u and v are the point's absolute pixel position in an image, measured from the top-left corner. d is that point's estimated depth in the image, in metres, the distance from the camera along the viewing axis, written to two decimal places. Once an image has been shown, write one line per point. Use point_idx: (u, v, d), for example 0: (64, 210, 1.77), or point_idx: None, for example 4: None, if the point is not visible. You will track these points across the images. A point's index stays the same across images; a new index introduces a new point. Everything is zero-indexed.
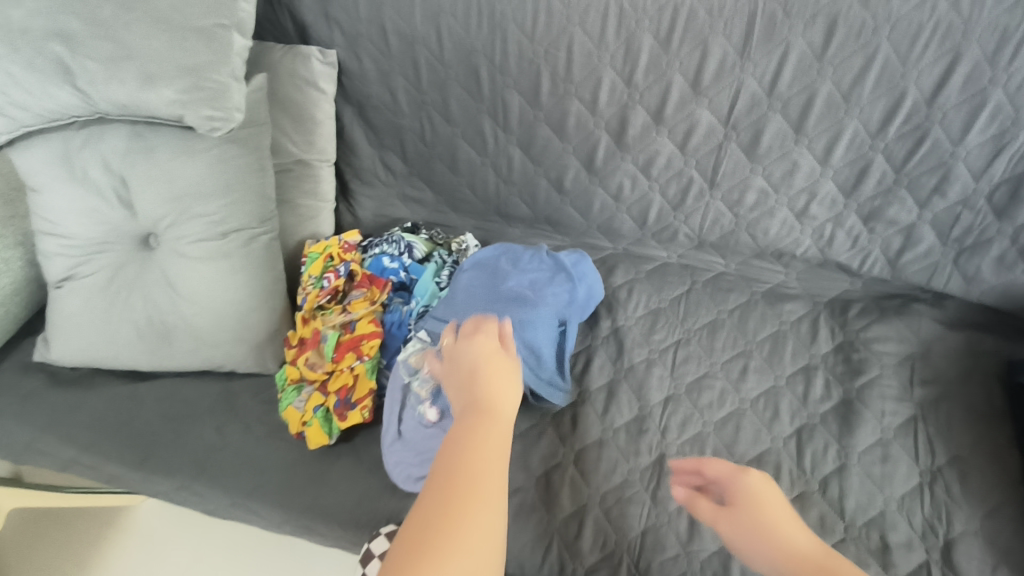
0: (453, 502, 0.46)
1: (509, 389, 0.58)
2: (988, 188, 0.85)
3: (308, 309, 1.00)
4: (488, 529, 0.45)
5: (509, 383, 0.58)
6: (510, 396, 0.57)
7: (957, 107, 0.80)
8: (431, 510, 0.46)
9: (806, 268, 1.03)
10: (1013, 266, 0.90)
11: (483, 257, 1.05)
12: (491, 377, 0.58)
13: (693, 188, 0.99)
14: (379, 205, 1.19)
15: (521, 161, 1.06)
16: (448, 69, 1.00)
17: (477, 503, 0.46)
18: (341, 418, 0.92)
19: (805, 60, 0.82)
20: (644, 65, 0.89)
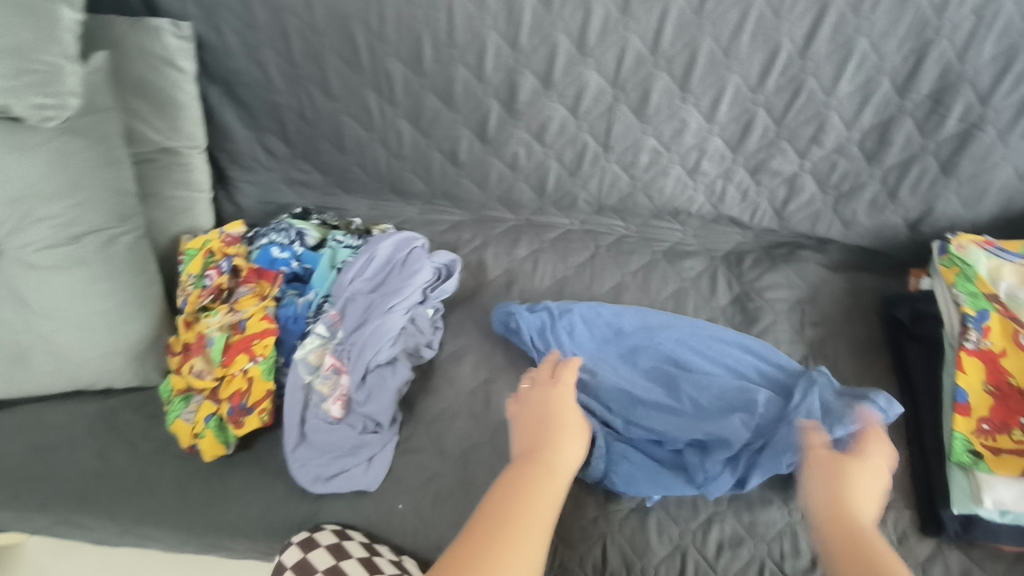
0: (507, 519, 0.50)
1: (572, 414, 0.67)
2: (859, 135, 0.88)
3: (189, 312, 0.93)
4: (537, 535, 0.49)
5: (572, 415, 0.66)
6: (574, 408, 0.69)
7: (828, 57, 0.82)
8: (491, 520, 0.50)
9: (701, 225, 1.05)
10: (884, 209, 0.94)
11: (379, 249, 0.96)
12: (559, 413, 0.66)
13: (588, 153, 0.98)
14: (264, 191, 1.10)
15: (411, 136, 1.01)
16: (321, 39, 0.92)
17: (524, 524, 0.50)
18: (237, 425, 0.85)
19: (684, 17, 0.82)
20: (527, 25, 0.85)
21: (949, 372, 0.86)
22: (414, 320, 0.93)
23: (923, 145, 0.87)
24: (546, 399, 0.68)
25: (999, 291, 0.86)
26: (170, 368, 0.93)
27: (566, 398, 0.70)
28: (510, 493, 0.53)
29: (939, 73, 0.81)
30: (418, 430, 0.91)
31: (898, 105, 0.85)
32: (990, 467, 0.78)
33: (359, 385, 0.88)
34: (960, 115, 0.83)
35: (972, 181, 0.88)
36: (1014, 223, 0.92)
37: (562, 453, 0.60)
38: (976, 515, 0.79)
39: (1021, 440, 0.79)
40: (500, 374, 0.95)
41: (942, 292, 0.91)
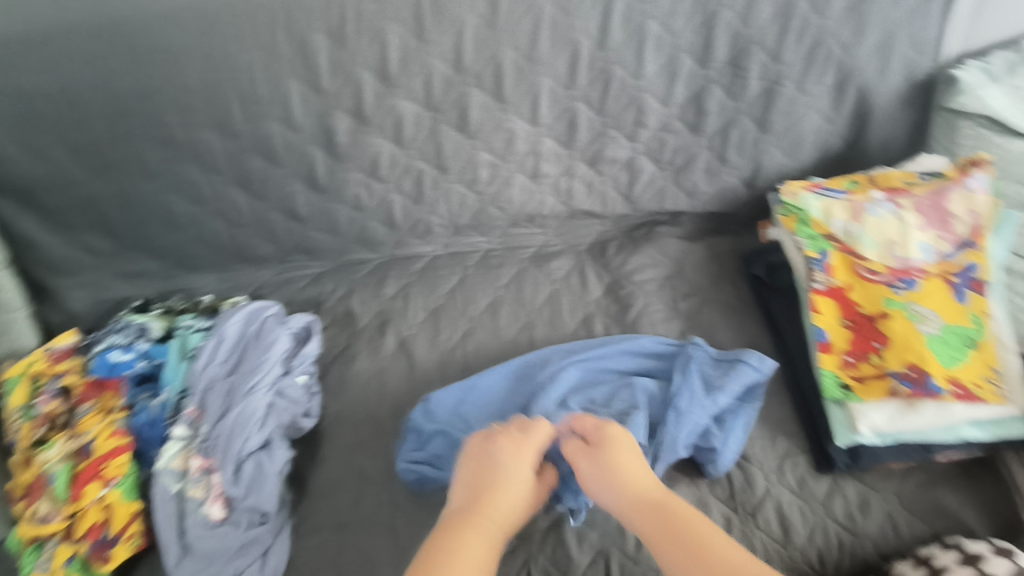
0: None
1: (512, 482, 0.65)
2: (678, 110, 0.91)
3: (23, 448, 0.82)
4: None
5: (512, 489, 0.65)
6: (518, 476, 0.66)
7: (626, 44, 0.84)
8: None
9: (560, 224, 1.04)
10: (720, 172, 0.97)
11: (227, 328, 0.90)
12: (489, 496, 0.63)
13: (427, 179, 0.95)
14: (97, 291, 1.00)
15: (242, 201, 0.94)
16: (106, 121, 0.84)
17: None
18: (104, 561, 0.76)
19: (478, 30, 0.80)
20: (324, 67, 0.81)
21: (807, 315, 0.90)
22: (283, 392, 0.87)
23: (736, 108, 0.90)
24: (490, 479, 0.65)
25: (835, 230, 0.90)
26: (13, 517, 0.82)
27: (521, 461, 0.67)
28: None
29: (729, 41, 0.84)
30: (316, 506, 0.85)
31: (704, 77, 0.87)
32: (859, 394, 0.83)
33: (234, 478, 0.81)
34: (759, 75, 0.87)
35: (787, 133, 0.93)
36: (834, 162, 0.98)
37: (480, 535, 0.60)
38: (859, 443, 0.82)
39: (879, 363, 0.83)
40: (391, 424, 0.91)
41: (788, 241, 0.95)
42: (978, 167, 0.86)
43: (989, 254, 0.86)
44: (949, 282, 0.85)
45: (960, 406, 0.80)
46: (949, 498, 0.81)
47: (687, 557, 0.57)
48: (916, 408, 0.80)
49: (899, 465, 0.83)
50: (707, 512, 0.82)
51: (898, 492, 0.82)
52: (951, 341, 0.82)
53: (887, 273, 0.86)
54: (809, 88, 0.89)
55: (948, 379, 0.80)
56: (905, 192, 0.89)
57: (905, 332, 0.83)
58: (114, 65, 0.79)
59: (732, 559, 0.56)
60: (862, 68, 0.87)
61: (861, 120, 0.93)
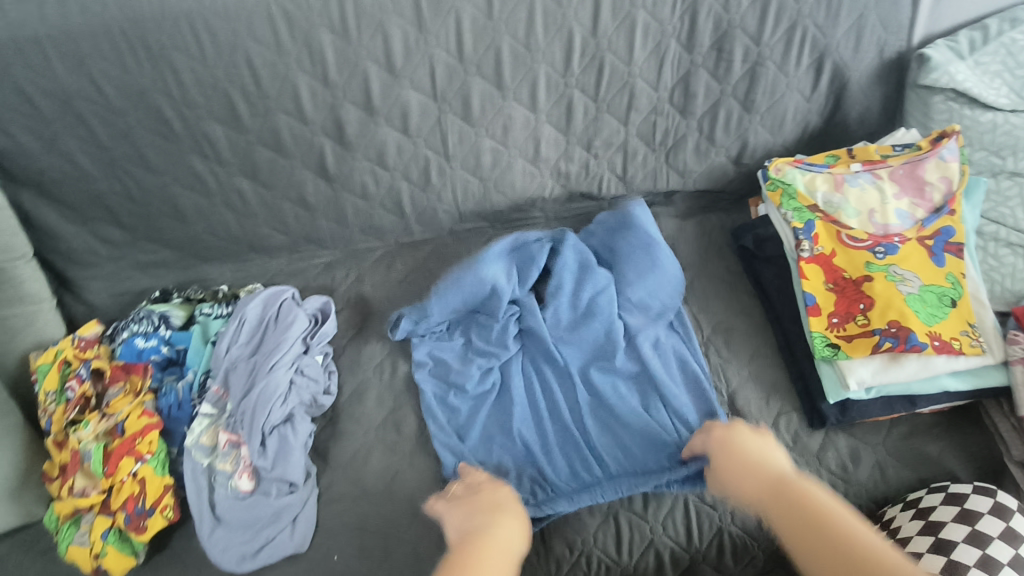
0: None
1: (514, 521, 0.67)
2: (666, 93, 0.96)
3: (57, 431, 0.86)
4: None
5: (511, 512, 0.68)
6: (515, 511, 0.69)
7: (616, 33, 0.89)
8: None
9: (560, 206, 1.10)
10: (708, 152, 1.03)
11: (247, 311, 0.95)
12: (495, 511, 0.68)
13: (432, 166, 1.00)
14: (115, 283, 1.05)
15: (252, 191, 0.99)
16: (126, 117, 0.88)
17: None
18: (139, 531, 0.81)
19: (478, 22, 0.86)
20: (334, 61, 0.87)
21: (797, 282, 0.95)
22: (303, 370, 0.92)
23: (721, 90, 0.96)
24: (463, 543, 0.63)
25: (816, 201, 0.96)
26: (52, 496, 0.86)
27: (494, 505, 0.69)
28: (465, 533, 0.64)
29: (712, 27, 0.90)
30: (337, 476, 0.89)
31: (689, 61, 0.93)
32: (847, 352, 0.87)
33: (261, 451, 0.86)
34: (741, 57, 0.93)
35: (769, 112, 0.99)
36: (814, 139, 1.04)
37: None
38: (848, 398, 0.87)
39: (865, 323, 0.88)
40: (404, 399, 0.95)
41: (775, 215, 1.00)
42: (948, 138, 0.92)
43: (963, 221, 0.91)
44: (925, 244, 0.91)
45: (940, 358, 0.85)
46: (932, 447, 0.87)
47: (794, 510, 0.60)
48: (901, 364, 0.85)
49: (887, 418, 0.88)
50: None
51: (886, 442, 0.88)
52: (930, 299, 0.88)
53: (868, 239, 0.92)
54: (789, 70, 0.95)
55: (928, 333, 0.85)
56: (881, 163, 0.96)
57: (887, 291, 0.88)
58: (130, 64, 0.84)
59: (853, 525, 0.56)
60: (838, 48, 0.93)
61: (839, 98, 0.99)
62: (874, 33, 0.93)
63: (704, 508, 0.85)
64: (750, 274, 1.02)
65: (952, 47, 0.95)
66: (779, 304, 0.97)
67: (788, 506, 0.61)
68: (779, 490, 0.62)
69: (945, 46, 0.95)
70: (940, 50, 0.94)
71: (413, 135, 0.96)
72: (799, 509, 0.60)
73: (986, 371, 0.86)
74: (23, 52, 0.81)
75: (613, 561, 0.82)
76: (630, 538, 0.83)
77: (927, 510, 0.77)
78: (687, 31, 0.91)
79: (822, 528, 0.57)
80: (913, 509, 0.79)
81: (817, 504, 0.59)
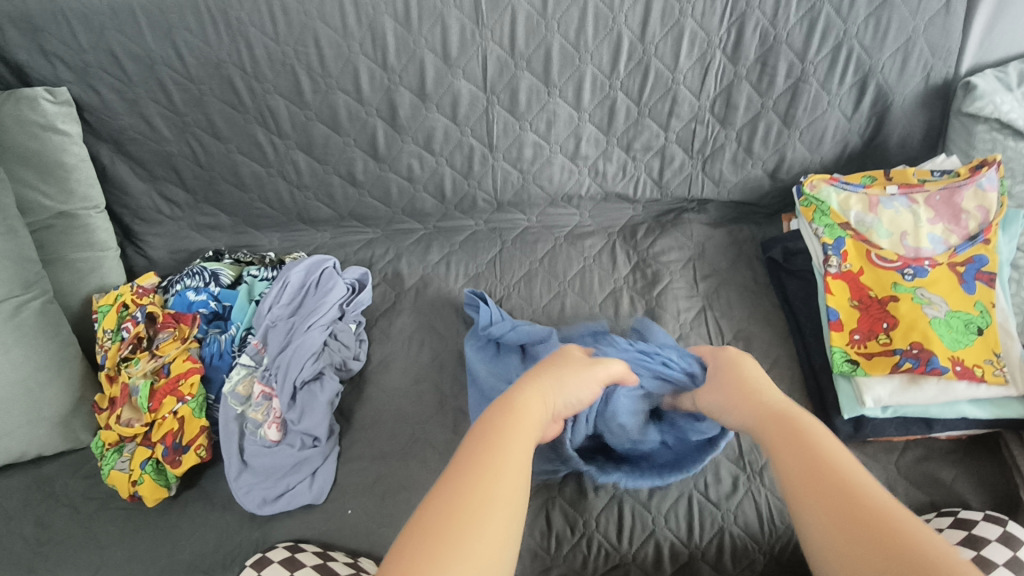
0: (489, 459, 0.48)
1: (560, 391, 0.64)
2: (708, 102, 0.99)
3: (110, 366, 0.93)
4: (502, 509, 0.44)
5: (558, 380, 0.65)
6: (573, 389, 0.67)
7: (663, 39, 0.93)
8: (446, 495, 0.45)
9: (594, 205, 1.13)
10: (745, 164, 1.05)
11: (290, 275, 1.01)
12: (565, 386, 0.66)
13: (476, 155, 1.05)
14: (174, 241, 1.13)
15: (306, 164, 1.06)
16: (200, 85, 0.96)
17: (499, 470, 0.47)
18: (174, 464, 0.87)
19: (532, 19, 0.91)
20: (393, 47, 0.93)
21: (821, 297, 0.96)
22: (336, 335, 0.98)
23: (763, 103, 0.99)
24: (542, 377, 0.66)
25: (849, 219, 0.98)
26: (99, 425, 0.94)
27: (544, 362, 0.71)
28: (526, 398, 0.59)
29: (758, 40, 0.93)
30: (358, 438, 0.94)
31: (733, 72, 0.96)
32: (866, 369, 0.87)
33: (290, 404, 0.91)
34: (785, 73, 0.95)
35: (810, 128, 1.00)
36: (852, 159, 1.05)
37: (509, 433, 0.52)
38: (863, 415, 0.88)
39: (886, 342, 0.89)
40: (427, 373, 0.99)
41: (806, 229, 1.02)
42: (988, 166, 0.92)
43: (999, 250, 0.90)
44: (956, 270, 0.90)
45: (962, 385, 0.84)
46: (945, 472, 0.86)
47: (809, 459, 0.49)
48: (920, 387, 0.85)
49: (902, 438, 0.87)
50: (714, 469, 0.89)
51: (898, 463, 0.88)
52: (955, 325, 0.87)
53: (898, 260, 0.93)
54: (831, 88, 0.97)
55: (950, 358, 0.85)
56: (918, 187, 0.97)
57: (912, 312, 0.88)
58: (212, 37, 0.91)
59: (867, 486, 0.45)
60: (883, 70, 0.95)
61: (880, 120, 1.00)
62: (922, 58, 0.94)
63: (707, 506, 0.86)
64: (776, 286, 1.04)
65: (1004, 79, 0.95)
66: (801, 318, 0.98)
67: (796, 447, 0.52)
68: (793, 440, 0.53)
69: (998, 77, 0.95)
70: (993, 82, 0.94)
71: (460, 124, 1.01)
72: (806, 453, 0.50)
73: (1011, 403, 0.84)
74: (119, 19, 0.90)
75: (613, 547, 0.84)
76: (631, 527, 0.85)
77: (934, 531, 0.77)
78: (733, 43, 0.93)
79: (832, 491, 0.45)
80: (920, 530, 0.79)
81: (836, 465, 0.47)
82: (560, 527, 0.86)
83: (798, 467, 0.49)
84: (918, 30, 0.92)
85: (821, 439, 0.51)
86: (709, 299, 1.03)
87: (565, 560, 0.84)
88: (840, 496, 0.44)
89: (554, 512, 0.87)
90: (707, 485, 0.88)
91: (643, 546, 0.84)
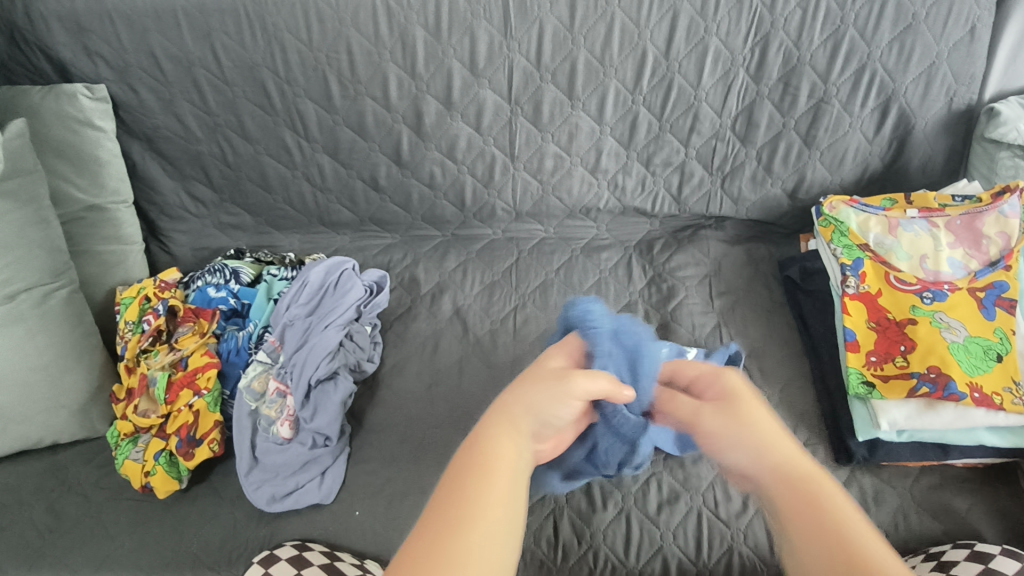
0: (468, 486, 0.37)
1: (531, 399, 0.44)
2: (730, 120, 1.00)
3: (129, 357, 0.95)
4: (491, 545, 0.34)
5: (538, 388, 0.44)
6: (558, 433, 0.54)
7: (688, 57, 0.94)
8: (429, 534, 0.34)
9: (612, 218, 1.14)
10: (765, 182, 1.06)
11: (310, 275, 1.02)
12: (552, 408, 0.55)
13: (497, 164, 1.06)
14: (197, 238, 1.15)
15: (331, 167, 1.08)
16: (234, 87, 0.99)
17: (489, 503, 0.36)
18: (187, 457, 0.88)
19: (559, 33, 0.93)
20: (422, 56, 0.95)
21: (839, 317, 0.95)
22: (353, 336, 0.99)
23: (784, 122, 1.00)
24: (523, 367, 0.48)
25: (868, 240, 0.98)
26: (116, 415, 0.95)
27: (578, 391, 0.45)
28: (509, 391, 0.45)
29: (781, 60, 0.94)
30: (368, 439, 0.94)
31: (756, 91, 0.97)
32: (881, 392, 0.85)
33: (303, 402, 0.92)
34: (808, 93, 0.96)
35: (831, 149, 1.01)
36: (872, 181, 1.05)
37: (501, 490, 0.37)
38: (878, 438, 0.86)
39: (903, 365, 0.87)
40: (439, 377, 0.99)
41: (824, 249, 1.01)
42: (1010, 193, 0.92)
43: (1020, 278, 0.89)
44: (976, 296, 0.89)
45: (980, 413, 0.81)
46: (960, 501, 0.83)
47: (810, 533, 0.36)
48: (939, 414, 0.83)
49: (917, 463, 0.85)
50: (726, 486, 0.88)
51: (917, 489, 0.85)
52: (974, 350, 0.85)
53: (917, 282, 0.92)
54: (852, 110, 0.97)
55: (968, 384, 0.83)
56: (939, 211, 0.97)
57: (930, 336, 0.87)
58: (249, 41, 0.95)
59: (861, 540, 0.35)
60: (906, 93, 0.95)
61: (902, 143, 1.00)
62: (944, 84, 0.95)
63: (718, 524, 0.84)
64: (792, 304, 1.03)
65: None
66: (817, 335, 0.98)
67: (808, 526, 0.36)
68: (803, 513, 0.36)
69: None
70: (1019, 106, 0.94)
71: (483, 134, 1.03)
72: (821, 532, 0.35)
73: None
74: (160, 21, 0.93)
75: (620, 562, 0.82)
76: (639, 542, 0.83)
77: (948, 556, 0.75)
78: (755, 63, 0.95)
79: (844, 569, 0.33)
80: (925, 560, 0.76)
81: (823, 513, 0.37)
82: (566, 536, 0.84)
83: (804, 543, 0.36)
84: (942, 55, 0.93)
85: (772, 436, 0.42)
86: (723, 315, 1.03)
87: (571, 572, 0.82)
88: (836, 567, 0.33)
89: (565, 521, 0.85)
90: (717, 503, 0.86)
91: (651, 562, 0.82)
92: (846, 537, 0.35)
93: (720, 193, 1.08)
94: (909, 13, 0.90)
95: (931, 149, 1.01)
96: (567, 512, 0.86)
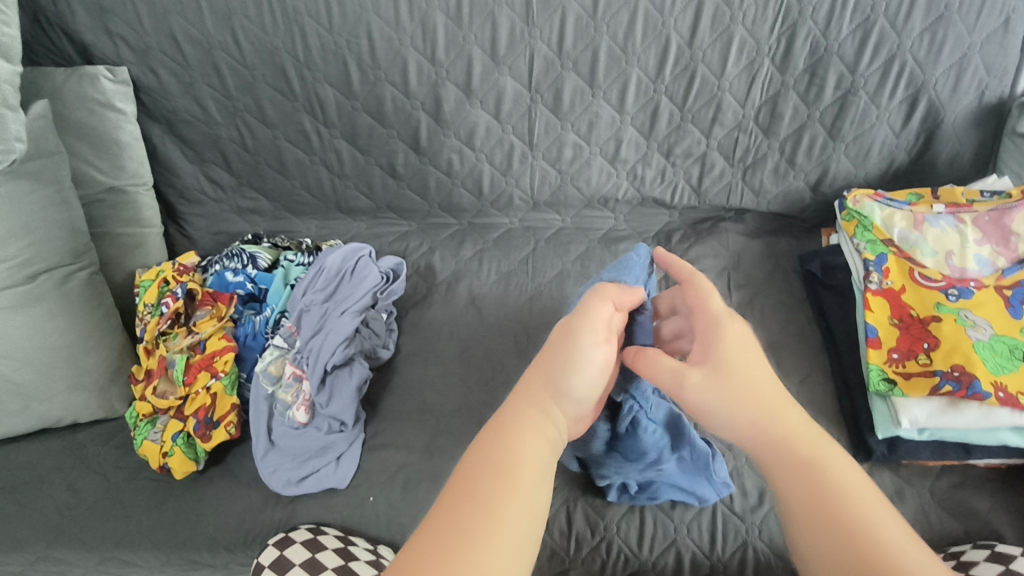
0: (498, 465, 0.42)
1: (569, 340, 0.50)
2: (753, 111, 0.99)
3: (148, 339, 0.96)
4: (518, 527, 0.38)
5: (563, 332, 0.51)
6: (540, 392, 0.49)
7: (712, 45, 0.93)
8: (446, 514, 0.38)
9: (630, 209, 1.12)
10: (787, 174, 1.04)
11: (326, 260, 1.02)
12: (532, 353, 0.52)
13: (516, 153, 1.06)
14: (215, 223, 1.15)
15: (349, 153, 1.08)
16: (253, 71, 0.99)
17: (519, 476, 0.41)
18: (205, 440, 0.89)
19: (581, 20, 0.92)
20: (442, 42, 0.95)
21: (860, 312, 0.93)
22: (368, 323, 0.99)
23: (809, 114, 0.98)
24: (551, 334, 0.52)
25: (892, 236, 0.96)
26: (134, 396, 0.96)
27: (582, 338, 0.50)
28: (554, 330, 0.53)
29: (808, 50, 0.92)
30: (384, 425, 0.94)
31: (781, 82, 0.95)
32: (902, 391, 0.83)
33: (319, 387, 0.92)
34: (834, 84, 0.94)
35: (856, 142, 0.99)
36: (897, 175, 1.03)
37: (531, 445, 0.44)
38: (897, 437, 0.85)
39: (926, 362, 0.85)
40: (454, 366, 0.99)
41: (847, 244, 1.00)
42: None
43: None
44: (1002, 293, 0.87)
45: (1005, 413, 0.79)
46: (981, 501, 0.82)
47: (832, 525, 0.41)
48: (962, 414, 0.81)
49: (936, 462, 0.84)
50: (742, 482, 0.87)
51: (936, 488, 0.84)
52: (1000, 350, 0.83)
53: (941, 280, 0.90)
54: (878, 102, 0.95)
55: (993, 383, 0.80)
56: (966, 207, 0.95)
57: (955, 333, 0.84)
58: (269, 25, 0.94)
59: (873, 514, 0.41)
60: (936, 86, 0.93)
61: (929, 137, 0.98)
62: (974, 77, 0.93)
63: (734, 518, 0.83)
64: (812, 298, 1.02)
65: None
66: (837, 330, 0.96)
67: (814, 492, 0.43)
68: (817, 507, 0.42)
69: None
70: None
71: (502, 122, 1.02)
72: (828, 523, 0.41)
73: None
74: (181, 4, 0.93)
75: (633, 554, 0.82)
76: (653, 534, 0.83)
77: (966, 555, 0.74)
78: (779, 52, 0.93)
79: (839, 530, 0.41)
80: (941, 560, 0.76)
81: (832, 496, 0.42)
82: (580, 527, 0.84)
83: (812, 526, 0.42)
84: (972, 46, 0.90)
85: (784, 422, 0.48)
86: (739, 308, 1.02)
87: (583, 562, 0.82)
88: (836, 529, 0.41)
89: (578, 510, 0.85)
90: (732, 497, 0.85)
91: (666, 553, 0.82)
92: (871, 530, 0.40)
93: (740, 185, 1.07)
94: (942, 3, 0.88)
95: (959, 143, 0.99)
96: (579, 501, 0.85)
